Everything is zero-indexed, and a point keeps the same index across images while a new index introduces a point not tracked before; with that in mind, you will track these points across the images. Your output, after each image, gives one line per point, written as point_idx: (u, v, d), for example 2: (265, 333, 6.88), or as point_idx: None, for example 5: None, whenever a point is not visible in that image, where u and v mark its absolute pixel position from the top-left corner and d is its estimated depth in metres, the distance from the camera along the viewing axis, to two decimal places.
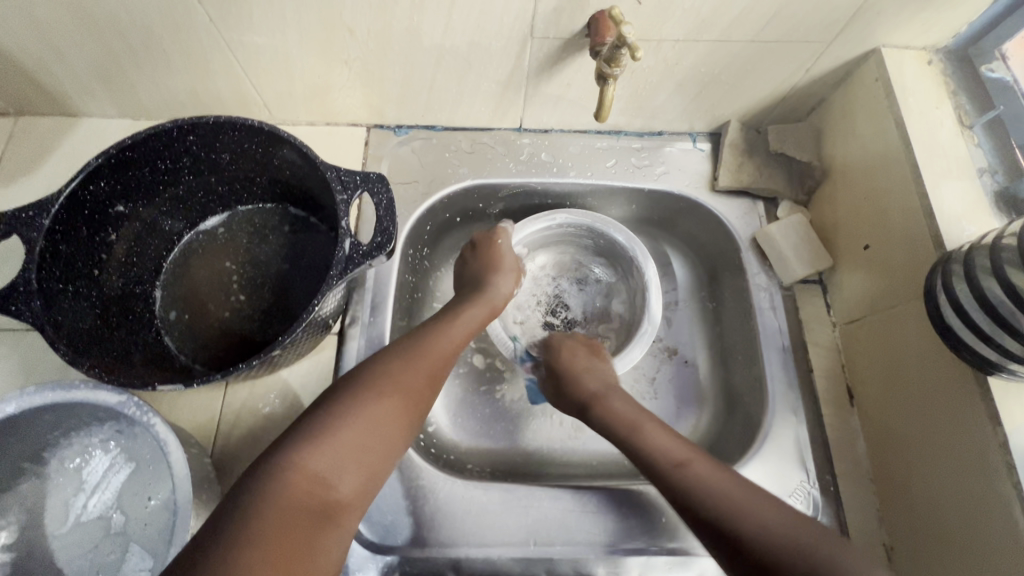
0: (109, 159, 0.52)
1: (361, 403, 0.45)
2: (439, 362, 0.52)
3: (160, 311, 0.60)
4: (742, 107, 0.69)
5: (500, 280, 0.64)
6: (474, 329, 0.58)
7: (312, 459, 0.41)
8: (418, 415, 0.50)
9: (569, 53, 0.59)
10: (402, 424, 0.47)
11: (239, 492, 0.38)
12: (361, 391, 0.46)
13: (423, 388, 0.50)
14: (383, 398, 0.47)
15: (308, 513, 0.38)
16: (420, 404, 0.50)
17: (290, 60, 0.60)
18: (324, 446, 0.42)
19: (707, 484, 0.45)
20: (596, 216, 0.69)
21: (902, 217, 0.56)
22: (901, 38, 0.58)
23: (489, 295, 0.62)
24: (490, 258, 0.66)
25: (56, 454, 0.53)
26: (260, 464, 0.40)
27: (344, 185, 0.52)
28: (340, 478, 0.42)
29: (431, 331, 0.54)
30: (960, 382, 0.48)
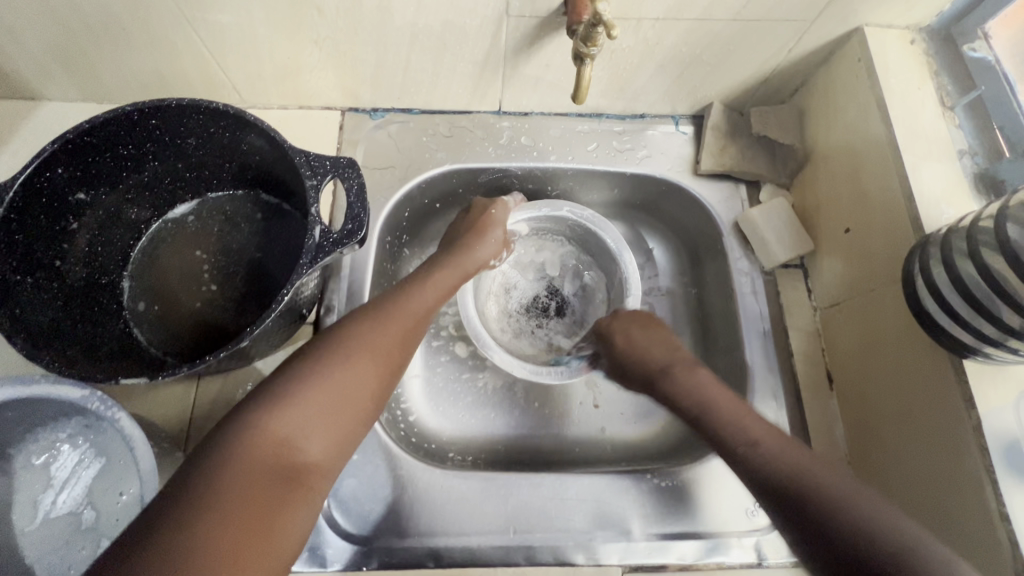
0: (65, 144, 0.49)
1: (326, 365, 0.44)
2: (413, 323, 0.51)
3: (128, 302, 0.58)
4: (725, 88, 0.68)
5: (480, 245, 0.62)
6: (449, 291, 0.57)
7: (276, 416, 0.40)
8: (394, 372, 0.49)
9: (547, 32, 0.57)
10: (375, 382, 0.46)
11: (202, 452, 0.37)
12: (328, 352, 0.45)
13: (397, 348, 0.49)
14: (352, 360, 0.45)
15: (274, 475, 0.38)
16: (394, 364, 0.48)
17: (257, 40, 0.58)
18: (293, 404, 0.41)
19: (777, 461, 0.45)
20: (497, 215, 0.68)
21: (882, 200, 0.55)
22: (885, 17, 0.57)
23: (465, 259, 0.60)
24: (473, 220, 0.65)
25: (23, 449, 0.52)
26: (224, 425, 0.39)
27: (313, 171, 0.51)
28: (306, 439, 0.41)
29: (402, 291, 0.53)
30: (937, 366, 0.48)
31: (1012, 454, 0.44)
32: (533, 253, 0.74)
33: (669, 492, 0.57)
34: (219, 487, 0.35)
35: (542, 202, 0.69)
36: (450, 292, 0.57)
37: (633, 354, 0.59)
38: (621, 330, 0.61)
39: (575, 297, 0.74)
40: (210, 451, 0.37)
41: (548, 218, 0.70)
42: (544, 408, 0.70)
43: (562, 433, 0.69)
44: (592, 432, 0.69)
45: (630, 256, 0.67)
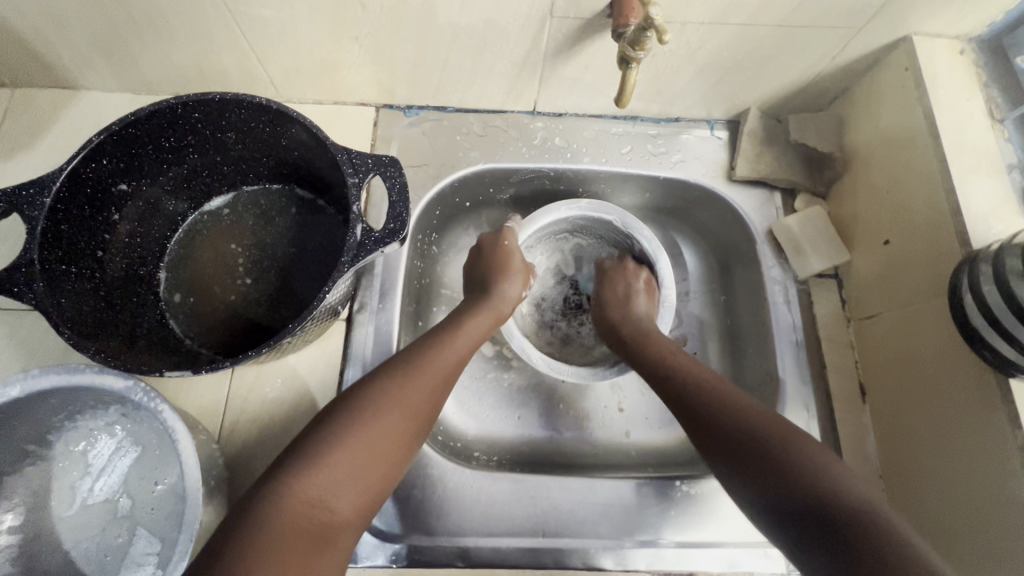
0: (111, 136, 0.50)
1: (358, 423, 0.45)
2: (442, 377, 0.52)
3: (164, 293, 0.59)
4: (764, 94, 0.67)
5: (507, 284, 0.63)
6: (477, 340, 0.58)
7: (310, 475, 0.41)
8: (417, 432, 0.49)
9: (589, 33, 0.57)
10: (400, 440, 0.47)
11: (242, 513, 0.37)
12: (360, 409, 0.46)
13: (423, 405, 0.50)
14: (382, 416, 0.46)
15: (309, 535, 0.38)
16: (420, 422, 0.49)
17: (298, 35, 0.58)
18: (325, 463, 0.42)
19: (693, 379, 0.52)
20: (523, 224, 0.68)
21: (927, 213, 0.54)
22: (935, 26, 0.56)
23: (494, 303, 0.61)
24: (496, 260, 0.65)
25: (61, 436, 0.52)
26: (261, 485, 0.39)
27: (355, 169, 0.51)
28: (338, 498, 0.41)
29: (432, 344, 0.54)
30: (981, 384, 0.48)
31: None
32: (548, 256, 0.75)
33: (697, 501, 0.57)
34: (262, 543, 0.35)
35: (557, 205, 0.67)
36: (479, 341, 0.58)
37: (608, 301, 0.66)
38: (609, 278, 0.69)
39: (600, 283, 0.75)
40: (250, 511, 0.37)
41: (563, 219, 0.70)
42: (570, 411, 0.70)
43: (587, 436, 0.69)
44: (618, 435, 0.69)
45: (642, 226, 0.67)
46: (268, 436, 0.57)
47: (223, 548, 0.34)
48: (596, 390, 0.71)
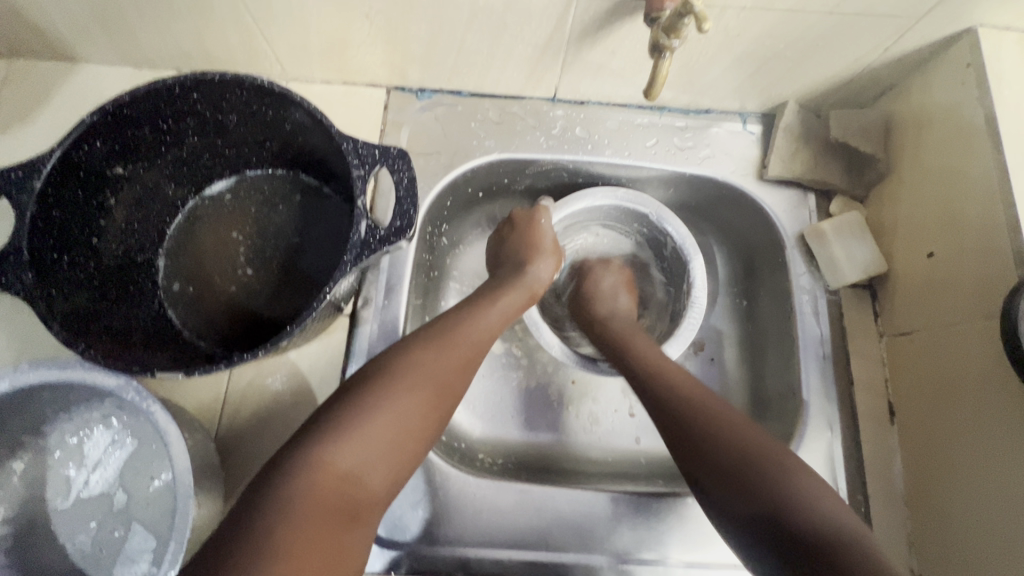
0: (105, 116, 0.47)
1: (390, 396, 0.43)
2: (474, 352, 0.50)
3: (163, 281, 0.56)
4: (804, 87, 0.62)
5: (538, 260, 0.60)
6: (510, 315, 0.56)
7: (342, 447, 0.39)
8: (451, 409, 0.47)
9: (619, 16, 0.52)
10: (433, 417, 0.45)
11: (269, 482, 0.36)
12: (389, 382, 0.44)
13: (456, 381, 0.47)
14: (414, 390, 0.44)
15: (337, 509, 0.37)
16: (453, 398, 0.47)
17: (305, 10, 0.54)
18: (356, 437, 0.40)
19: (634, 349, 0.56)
20: (556, 205, 0.64)
21: (979, 226, 0.50)
22: (1004, 18, 0.51)
23: (527, 277, 0.59)
24: (529, 236, 0.62)
25: (56, 427, 0.51)
26: (288, 451, 0.38)
27: (361, 160, 0.47)
28: (369, 472, 0.40)
29: (464, 317, 0.51)
30: None
31: None
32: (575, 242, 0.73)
33: (707, 521, 0.55)
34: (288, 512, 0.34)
35: (591, 191, 0.64)
36: (512, 316, 0.56)
37: (592, 293, 0.65)
38: (596, 273, 0.67)
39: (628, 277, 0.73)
40: (276, 481, 0.36)
41: (591, 210, 0.67)
42: (580, 414, 0.68)
43: (595, 443, 0.67)
44: (626, 442, 0.67)
45: (673, 216, 0.64)
46: (267, 434, 0.55)
47: (246, 521, 0.34)
48: (607, 392, 0.69)
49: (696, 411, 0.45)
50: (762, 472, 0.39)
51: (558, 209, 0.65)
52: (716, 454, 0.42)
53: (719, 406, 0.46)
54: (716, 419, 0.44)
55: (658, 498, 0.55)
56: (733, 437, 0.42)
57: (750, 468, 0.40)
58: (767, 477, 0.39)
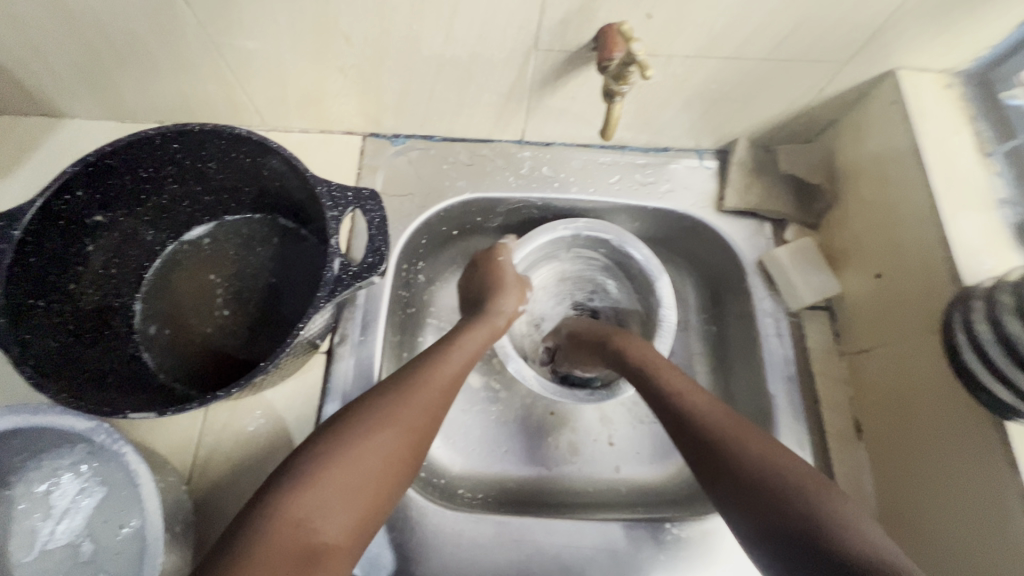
0: (86, 166, 0.49)
1: (351, 442, 0.43)
2: (441, 393, 0.50)
3: (139, 325, 0.57)
4: (751, 125, 0.66)
5: (506, 297, 0.63)
6: (477, 352, 0.57)
7: (305, 495, 0.39)
8: (422, 450, 0.47)
9: (575, 66, 0.56)
10: (403, 457, 0.45)
11: (231, 535, 0.37)
12: (351, 427, 0.44)
13: (427, 419, 0.48)
14: (378, 433, 0.44)
15: (299, 558, 0.36)
16: (423, 437, 0.48)
17: (283, 65, 0.57)
18: (319, 483, 0.40)
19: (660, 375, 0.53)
20: (518, 242, 0.68)
21: (917, 247, 0.53)
22: (920, 61, 0.56)
23: (491, 314, 0.60)
24: (492, 275, 0.64)
25: (23, 476, 0.50)
26: (254, 503, 0.39)
27: (335, 202, 0.50)
28: (333, 519, 0.39)
29: (429, 359, 0.52)
30: (977, 424, 0.46)
31: None
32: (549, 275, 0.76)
33: (686, 546, 0.55)
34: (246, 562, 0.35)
35: (551, 224, 0.68)
36: (479, 352, 0.57)
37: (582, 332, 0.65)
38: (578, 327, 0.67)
39: (603, 300, 0.76)
40: (238, 534, 0.37)
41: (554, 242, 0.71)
42: (560, 445, 0.68)
43: (577, 474, 0.67)
44: (607, 471, 0.67)
45: (628, 237, 0.67)
46: (240, 476, 0.55)
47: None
48: (585, 422, 0.70)
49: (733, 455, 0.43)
50: (810, 508, 0.37)
51: (521, 245, 0.68)
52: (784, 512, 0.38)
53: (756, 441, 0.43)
54: (745, 446, 0.43)
55: (637, 525, 0.55)
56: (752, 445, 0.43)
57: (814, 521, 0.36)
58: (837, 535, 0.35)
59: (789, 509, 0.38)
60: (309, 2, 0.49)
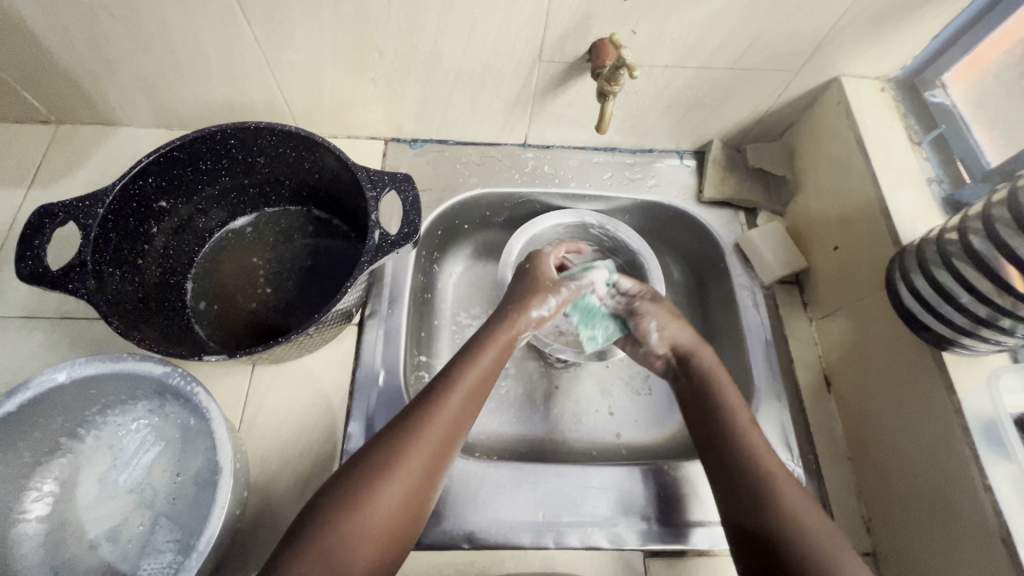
0: (158, 157, 0.57)
1: (363, 496, 0.47)
2: (445, 436, 0.52)
3: (191, 301, 0.64)
4: (723, 127, 0.77)
5: (525, 315, 0.62)
6: (489, 375, 0.58)
7: (330, 537, 0.45)
8: (437, 477, 0.51)
9: (572, 75, 0.67)
10: (419, 490, 0.50)
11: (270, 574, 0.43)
12: (363, 483, 0.47)
13: (440, 451, 0.52)
14: (388, 486, 0.48)
15: None
16: (439, 468, 0.51)
17: (323, 76, 0.67)
18: (341, 526, 0.45)
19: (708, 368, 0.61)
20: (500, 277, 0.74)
21: (865, 219, 0.63)
22: (858, 69, 0.68)
23: (505, 335, 0.60)
24: (522, 284, 0.65)
25: (91, 431, 0.56)
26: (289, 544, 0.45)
27: (373, 185, 0.58)
28: (357, 556, 0.45)
29: (435, 399, 0.54)
30: (920, 358, 0.55)
31: (991, 432, 0.49)
32: None
33: (682, 485, 0.62)
34: None
35: (511, 243, 0.75)
36: (491, 373, 0.59)
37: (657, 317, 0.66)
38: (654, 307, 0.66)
39: None
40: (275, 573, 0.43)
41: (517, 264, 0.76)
42: (566, 415, 0.75)
43: (581, 440, 0.74)
44: (608, 437, 0.74)
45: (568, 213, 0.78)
46: (282, 432, 0.60)
47: None
48: (588, 394, 0.77)
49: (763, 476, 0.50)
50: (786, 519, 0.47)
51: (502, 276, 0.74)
52: (791, 534, 0.46)
53: (778, 467, 0.52)
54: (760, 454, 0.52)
55: (638, 468, 0.62)
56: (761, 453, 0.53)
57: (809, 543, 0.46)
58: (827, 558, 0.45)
59: (779, 510, 0.48)
60: (354, 21, 0.59)
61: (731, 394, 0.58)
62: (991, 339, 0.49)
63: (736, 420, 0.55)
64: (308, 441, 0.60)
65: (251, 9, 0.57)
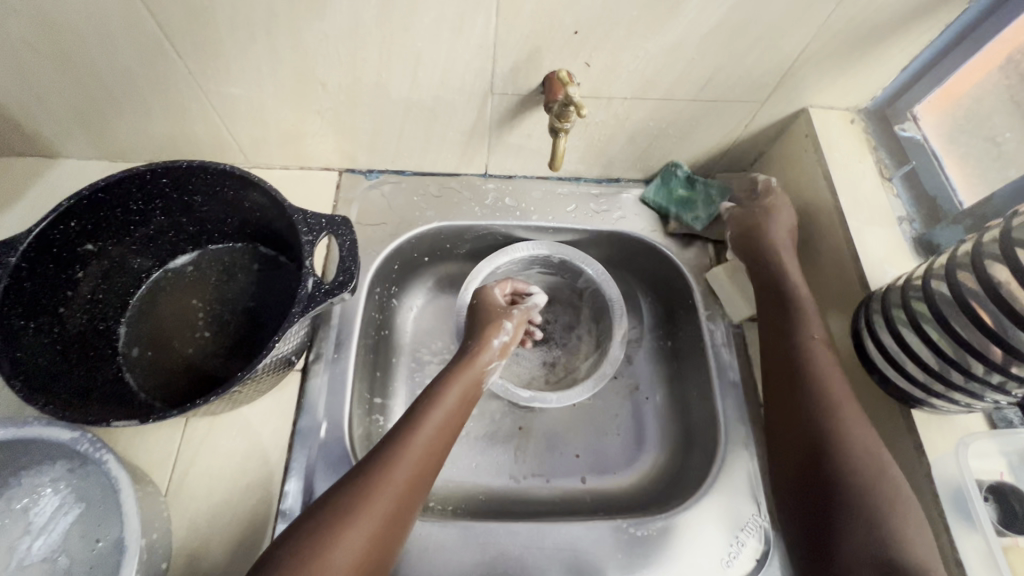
0: (81, 200, 0.54)
1: (313, 558, 0.42)
2: (411, 483, 0.49)
3: (123, 347, 0.60)
4: (690, 157, 0.74)
5: (485, 350, 0.62)
6: (456, 414, 0.56)
7: None
8: (402, 527, 0.48)
9: (527, 107, 0.64)
10: (382, 543, 0.46)
11: None
12: (314, 541, 0.43)
13: (405, 499, 0.48)
14: (340, 546, 0.43)
15: None
16: (403, 517, 0.48)
17: (265, 109, 0.64)
18: None
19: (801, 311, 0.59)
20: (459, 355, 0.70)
21: (834, 260, 0.60)
22: (826, 100, 0.65)
23: (469, 371, 0.59)
24: (476, 319, 0.65)
25: (5, 494, 0.52)
26: None
27: (310, 228, 0.55)
28: None
29: (397, 442, 0.51)
30: (888, 412, 0.52)
31: (959, 500, 0.46)
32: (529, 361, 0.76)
33: (643, 543, 0.59)
34: None
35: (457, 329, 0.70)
36: (458, 412, 0.56)
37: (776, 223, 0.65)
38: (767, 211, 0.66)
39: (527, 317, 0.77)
40: None
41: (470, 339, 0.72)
42: (527, 460, 0.71)
43: (544, 488, 0.70)
44: (572, 484, 0.70)
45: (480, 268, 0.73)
46: (217, 490, 0.57)
47: None
48: (552, 436, 0.73)
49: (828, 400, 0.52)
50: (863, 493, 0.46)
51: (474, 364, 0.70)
52: (872, 515, 0.45)
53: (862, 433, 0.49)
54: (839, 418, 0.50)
55: (595, 525, 0.59)
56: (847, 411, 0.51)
57: (858, 473, 0.47)
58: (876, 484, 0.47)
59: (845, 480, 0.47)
60: (292, 55, 0.56)
61: (811, 320, 0.58)
62: (961, 402, 0.46)
63: (823, 378, 0.53)
64: (244, 499, 0.57)
65: (180, 42, 0.54)
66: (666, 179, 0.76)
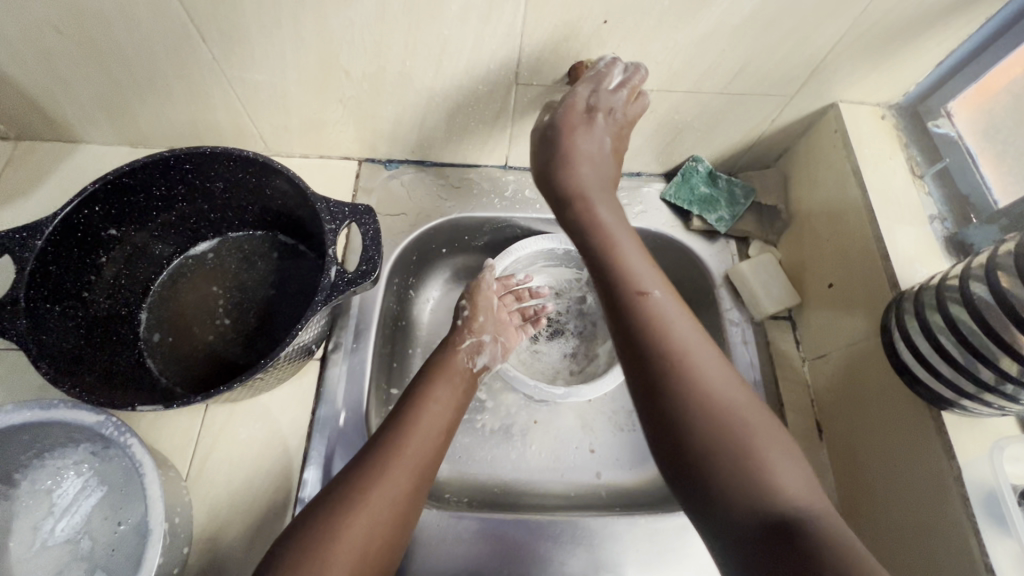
0: (106, 184, 0.54)
1: (339, 516, 0.44)
2: (426, 447, 0.52)
3: (144, 333, 0.61)
4: (713, 152, 0.73)
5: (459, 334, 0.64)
6: (461, 387, 0.59)
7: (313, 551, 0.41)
8: (421, 490, 0.50)
9: (551, 98, 0.63)
10: (403, 502, 0.48)
11: None
12: (338, 505, 0.44)
13: (422, 461, 0.50)
14: (362, 503, 0.45)
15: None
16: (422, 479, 0.50)
17: (288, 96, 0.63)
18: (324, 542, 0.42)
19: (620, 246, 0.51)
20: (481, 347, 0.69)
21: (862, 258, 0.59)
22: (856, 95, 0.64)
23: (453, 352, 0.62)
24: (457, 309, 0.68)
25: (28, 476, 0.53)
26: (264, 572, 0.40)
27: (333, 216, 0.55)
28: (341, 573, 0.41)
29: (411, 411, 0.54)
30: (915, 413, 0.51)
31: (990, 503, 0.45)
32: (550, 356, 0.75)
33: (658, 539, 0.58)
34: None
35: None
36: (462, 386, 0.60)
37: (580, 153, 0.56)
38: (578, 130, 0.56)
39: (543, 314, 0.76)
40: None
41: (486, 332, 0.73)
42: (542, 453, 0.71)
43: (558, 482, 0.69)
44: (586, 478, 0.70)
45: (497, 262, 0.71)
46: (236, 476, 0.57)
47: None
48: (567, 431, 0.73)
49: (677, 354, 0.43)
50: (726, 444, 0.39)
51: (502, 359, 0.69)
52: (741, 468, 0.38)
53: (711, 373, 0.42)
54: (678, 362, 0.42)
55: (607, 520, 0.59)
56: (678, 354, 0.43)
57: (719, 430, 0.39)
58: (741, 439, 0.39)
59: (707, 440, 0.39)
60: (317, 41, 0.56)
61: (624, 260, 0.49)
62: (993, 404, 0.45)
63: (647, 315, 0.45)
64: (263, 486, 0.57)
65: (205, 27, 0.54)
66: (688, 176, 0.74)
